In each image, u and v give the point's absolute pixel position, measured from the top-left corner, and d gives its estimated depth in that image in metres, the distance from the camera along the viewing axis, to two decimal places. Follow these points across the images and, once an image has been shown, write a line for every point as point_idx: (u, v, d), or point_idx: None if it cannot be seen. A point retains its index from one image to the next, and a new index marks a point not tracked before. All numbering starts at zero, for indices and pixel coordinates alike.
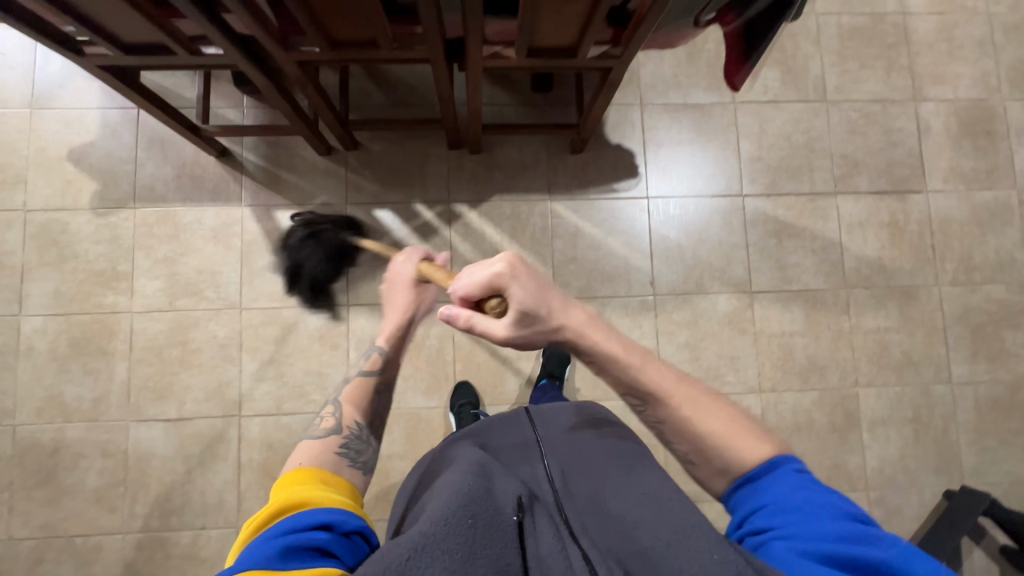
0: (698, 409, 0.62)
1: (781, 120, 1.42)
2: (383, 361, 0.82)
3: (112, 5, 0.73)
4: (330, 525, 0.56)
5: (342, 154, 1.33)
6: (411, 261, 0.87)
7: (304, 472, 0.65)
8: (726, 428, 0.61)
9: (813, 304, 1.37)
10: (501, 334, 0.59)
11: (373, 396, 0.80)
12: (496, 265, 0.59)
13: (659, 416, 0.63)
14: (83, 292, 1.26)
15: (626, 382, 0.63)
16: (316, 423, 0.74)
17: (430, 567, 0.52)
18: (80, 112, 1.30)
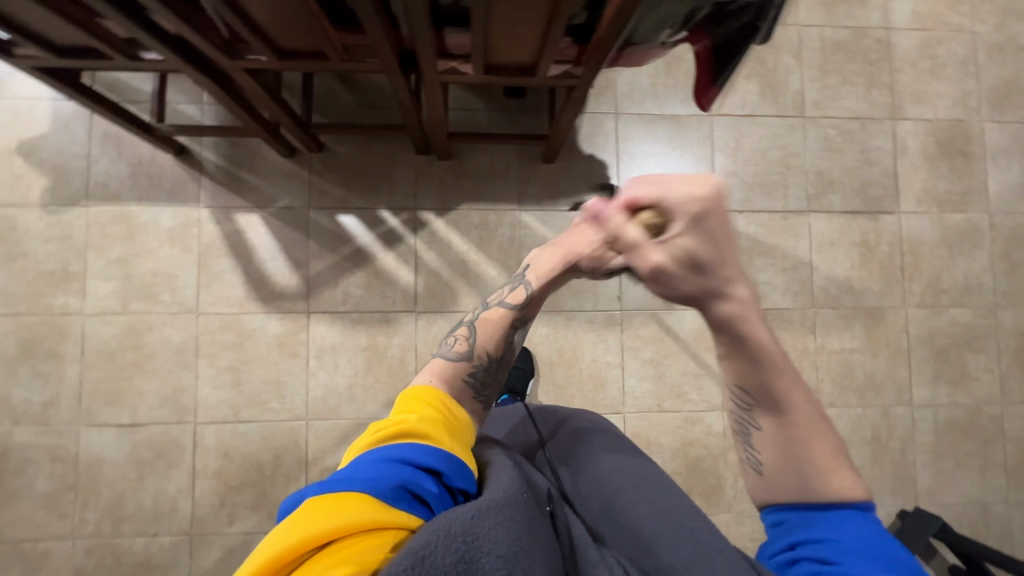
0: (812, 432, 0.53)
1: (758, 135, 1.39)
2: (529, 297, 0.72)
3: (33, 8, 0.69)
4: (440, 475, 0.56)
5: (307, 155, 1.29)
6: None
7: (428, 394, 0.64)
8: (828, 462, 0.52)
9: (779, 323, 1.37)
10: (653, 258, 0.50)
11: (509, 332, 0.72)
12: (690, 190, 0.48)
13: (760, 423, 0.55)
14: (32, 292, 1.22)
15: (744, 376, 0.54)
16: (449, 343, 0.71)
17: (491, 532, 0.51)
18: (30, 103, 1.24)
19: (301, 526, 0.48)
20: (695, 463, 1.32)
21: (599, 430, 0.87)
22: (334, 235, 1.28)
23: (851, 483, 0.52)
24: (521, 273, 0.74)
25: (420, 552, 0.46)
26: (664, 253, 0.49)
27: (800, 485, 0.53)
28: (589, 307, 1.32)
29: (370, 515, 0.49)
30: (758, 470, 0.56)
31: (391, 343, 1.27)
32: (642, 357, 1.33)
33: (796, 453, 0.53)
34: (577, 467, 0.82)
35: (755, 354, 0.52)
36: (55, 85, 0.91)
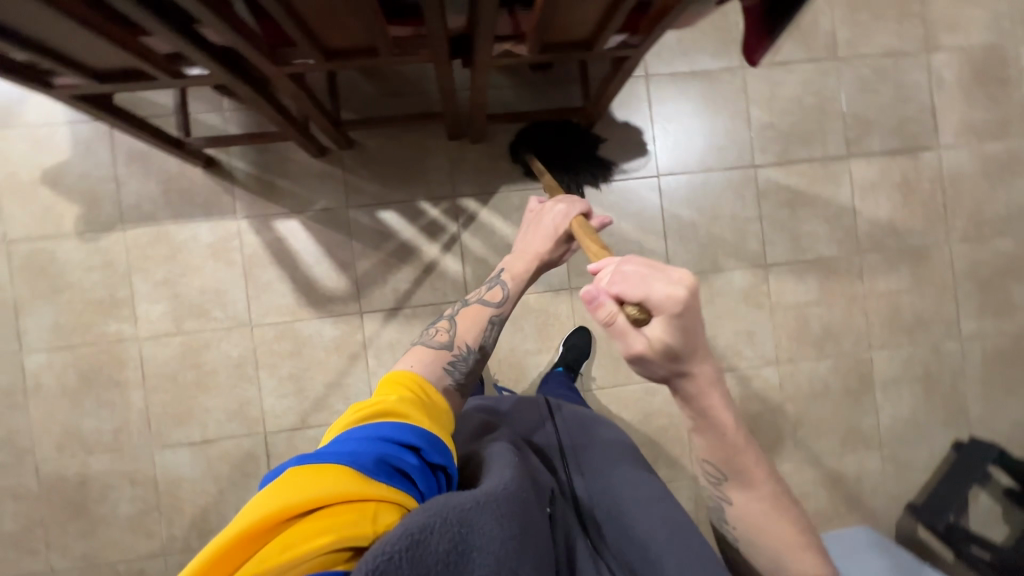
0: (785, 516, 0.55)
1: (791, 83, 1.36)
2: (506, 296, 0.80)
3: (82, 35, 0.66)
4: (419, 451, 0.57)
5: (338, 153, 1.26)
6: (569, 208, 0.83)
7: (410, 381, 0.66)
8: (802, 544, 0.54)
9: (826, 273, 1.37)
10: (636, 349, 0.47)
11: (488, 327, 0.79)
12: (674, 287, 0.46)
13: (731, 500, 0.56)
14: (84, 322, 1.21)
15: (723, 457, 0.54)
16: (431, 334, 0.76)
17: (486, 529, 0.50)
18: (48, 129, 1.20)
19: (277, 497, 0.48)
20: (755, 418, 1.35)
21: (618, 442, 0.80)
22: (376, 232, 1.27)
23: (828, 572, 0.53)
24: (497, 277, 0.82)
25: (416, 535, 0.46)
26: (647, 343, 0.47)
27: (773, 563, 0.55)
28: None
29: (351, 487, 0.50)
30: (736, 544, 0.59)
31: None
32: None
33: (772, 535, 0.55)
34: (594, 473, 0.76)
35: (727, 438, 0.53)
36: (93, 112, 0.88)
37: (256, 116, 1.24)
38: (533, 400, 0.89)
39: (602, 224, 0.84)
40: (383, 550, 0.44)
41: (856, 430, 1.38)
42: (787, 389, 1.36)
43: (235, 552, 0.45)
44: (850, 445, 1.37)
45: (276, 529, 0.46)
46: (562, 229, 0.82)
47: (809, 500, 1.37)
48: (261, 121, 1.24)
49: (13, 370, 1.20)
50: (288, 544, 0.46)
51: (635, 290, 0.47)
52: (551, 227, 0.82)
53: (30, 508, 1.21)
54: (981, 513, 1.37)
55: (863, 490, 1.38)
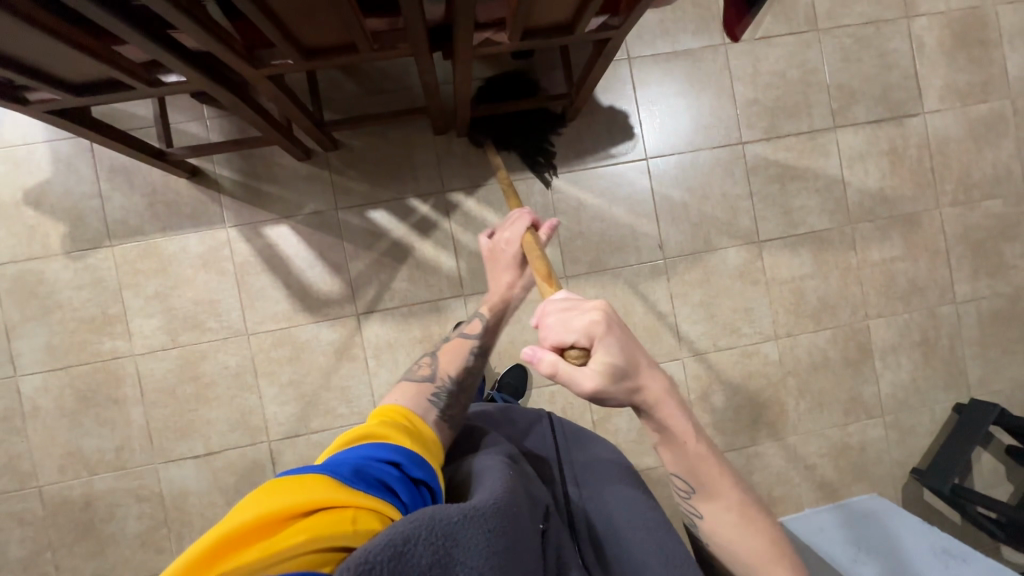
0: (744, 518, 0.59)
1: (774, 57, 1.35)
2: (483, 326, 0.87)
3: (55, 46, 0.65)
4: (399, 463, 0.60)
5: (324, 155, 1.24)
6: (521, 221, 0.83)
7: (394, 409, 0.71)
8: (765, 550, 0.58)
9: (820, 245, 1.37)
10: (591, 388, 0.47)
11: (469, 357, 0.84)
12: (594, 316, 0.48)
13: (700, 509, 0.60)
14: (78, 342, 1.20)
15: (683, 463, 0.58)
16: (414, 369, 0.82)
17: (471, 542, 0.50)
18: (27, 148, 1.18)
19: (259, 504, 0.49)
20: (757, 394, 1.36)
21: (614, 460, 0.80)
22: (367, 232, 1.26)
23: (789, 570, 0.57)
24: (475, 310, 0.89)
25: (399, 547, 0.45)
26: (598, 379, 0.47)
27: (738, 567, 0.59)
28: (633, 262, 1.32)
29: (331, 491, 0.52)
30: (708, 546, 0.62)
31: (445, 329, 1.27)
32: (692, 301, 1.34)
33: (740, 534, 0.59)
34: (591, 491, 0.76)
35: (683, 447, 0.57)
36: (71, 127, 0.87)
37: (238, 122, 1.22)
38: (537, 413, 0.88)
39: (552, 230, 0.85)
40: (367, 557, 0.43)
41: (857, 399, 1.38)
42: (788, 363, 1.36)
43: (216, 561, 0.44)
44: (852, 415, 1.38)
45: (259, 531, 0.47)
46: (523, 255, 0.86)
47: (815, 472, 1.37)
48: (243, 127, 1.23)
49: (9, 394, 1.19)
50: (271, 544, 0.46)
51: (570, 333, 0.47)
52: (509, 255, 0.86)
53: (37, 532, 1.19)
54: (986, 474, 1.39)
55: (868, 458, 1.39)
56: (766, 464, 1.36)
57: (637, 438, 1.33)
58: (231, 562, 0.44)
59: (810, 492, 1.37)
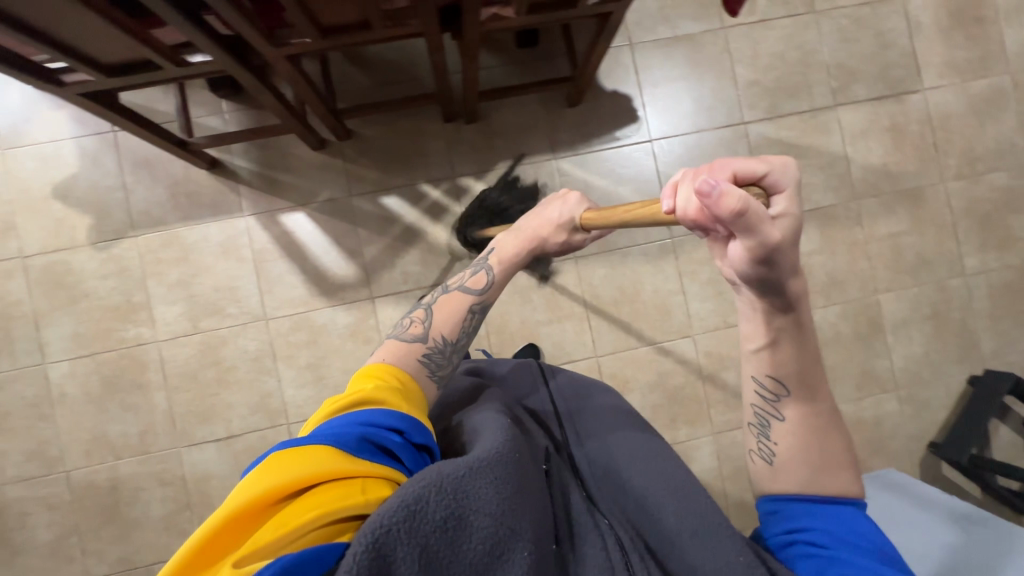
0: (823, 430, 0.57)
1: (773, 39, 1.38)
2: (489, 282, 0.74)
3: (91, 24, 0.69)
4: (403, 431, 0.57)
5: (337, 144, 1.29)
6: (576, 202, 0.76)
7: (386, 371, 0.64)
8: (836, 459, 0.58)
9: (826, 221, 1.39)
10: (777, 237, 0.43)
11: (467, 316, 0.73)
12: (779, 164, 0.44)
13: (784, 414, 0.58)
14: (103, 329, 1.24)
15: (787, 365, 0.55)
16: (404, 325, 0.71)
17: (482, 491, 0.50)
18: (55, 144, 1.24)
19: (265, 480, 0.49)
20: None
21: (617, 410, 0.80)
22: (381, 218, 1.29)
23: (851, 478, 0.57)
24: (483, 260, 0.77)
25: (412, 506, 0.46)
26: (783, 228, 0.43)
27: (808, 475, 0.57)
28: (640, 241, 1.34)
29: (332, 466, 0.51)
30: (770, 459, 0.59)
31: None
32: (700, 279, 1.36)
33: (811, 444, 0.58)
34: (591, 439, 0.77)
35: (807, 346, 0.55)
36: (103, 112, 0.92)
37: (255, 114, 1.27)
38: (525, 362, 0.88)
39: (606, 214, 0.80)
40: (381, 521, 0.45)
41: (870, 373, 1.39)
42: None
43: (232, 536, 0.47)
44: (866, 389, 1.38)
45: (268, 508, 0.48)
46: (567, 216, 0.76)
47: None
48: (260, 119, 1.27)
49: (38, 381, 1.22)
50: (280, 521, 0.47)
51: (761, 167, 0.44)
52: (555, 214, 0.76)
53: (64, 516, 1.22)
54: (1004, 446, 1.38)
55: (883, 432, 1.38)
56: None
57: (651, 415, 1.34)
58: (245, 540, 0.47)
59: None
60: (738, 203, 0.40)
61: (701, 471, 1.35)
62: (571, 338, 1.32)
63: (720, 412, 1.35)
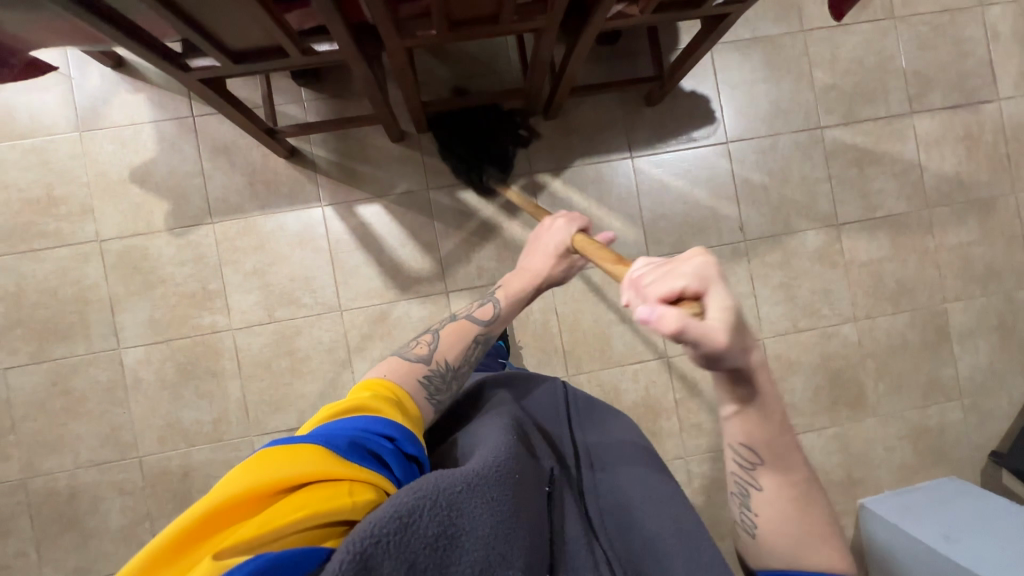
0: (806, 496, 0.50)
1: (852, 44, 1.38)
2: (496, 313, 0.80)
3: (244, 9, 0.68)
4: (394, 438, 0.56)
5: (415, 137, 1.28)
6: (567, 228, 0.84)
7: (383, 384, 0.65)
8: (819, 529, 0.50)
9: (898, 229, 1.38)
10: (720, 341, 0.40)
11: (471, 345, 0.77)
12: (696, 261, 0.42)
13: (762, 485, 0.50)
14: (179, 316, 1.23)
15: (756, 436, 0.47)
16: (411, 345, 0.75)
17: (476, 511, 0.48)
18: (133, 127, 1.23)
19: (251, 475, 0.46)
20: (837, 374, 1.37)
21: (634, 438, 0.71)
22: (457, 212, 1.29)
23: (836, 554, 0.50)
24: (491, 294, 0.83)
25: (403, 519, 0.43)
26: (726, 328, 0.40)
27: (792, 553, 0.50)
28: (713, 243, 1.34)
29: (322, 466, 0.49)
30: (752, 533, 0.53)
31: (531, 308, 1.30)
32: (772, 283, 1.35)
33: (796, 515, 0.50)
34: (606, 463, 0.68)
35: (771, 415, 0.47)
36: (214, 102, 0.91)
37: (335, 103, 1.26)
38: (550, 383, 0.79)
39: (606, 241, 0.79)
40: (370, 531, 0.42)
41: (935, 382, 1.39)
42: (867, 345, 1.37)
43: (206, 539, 0.43)
44: (931, 398, 1.39)
45: (251, 507, 0.45)
46: (561, 247, 0.83)
47: (893, 454, 1.38)
48: (338, 108, 1.26)
49: (113, 366, 1.22)
50: (266, 521, 0.44)
51: (679, 278, 0.41)
52: (552, 243, 0.84)
53: (137, 501, 1.22)
54: None
55: (946, 441, 1.39)
56: (846, 445, 1.37)
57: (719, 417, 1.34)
58: (219, 537, 0.43)
59: (888, 474, 1.38)
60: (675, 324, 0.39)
61: None
62: (643, 338, 1.32)
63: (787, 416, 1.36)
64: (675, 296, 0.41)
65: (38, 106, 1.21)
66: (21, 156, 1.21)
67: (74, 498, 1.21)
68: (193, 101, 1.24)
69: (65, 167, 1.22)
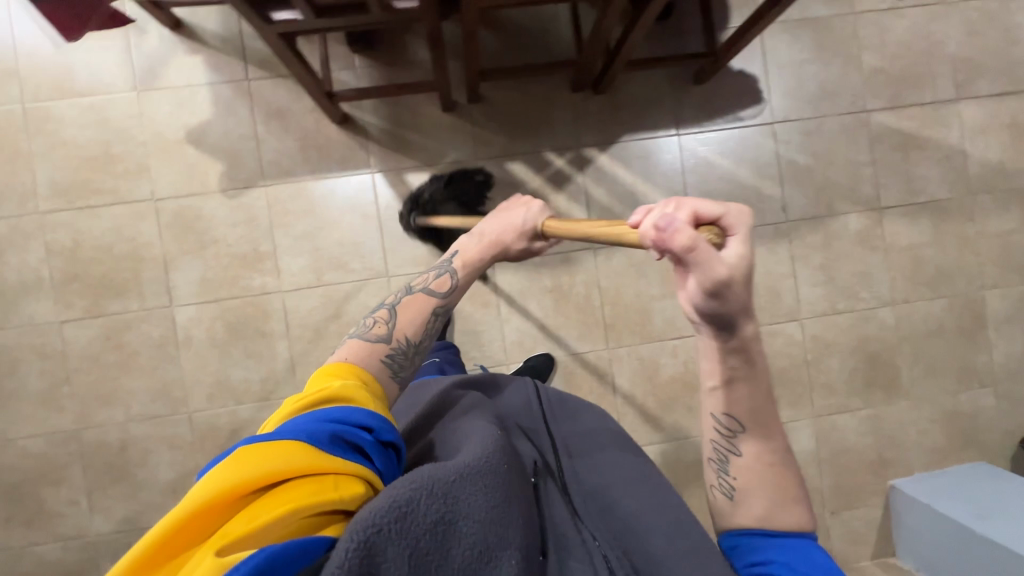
0: (780, 462, 0.58)
1: (901, 28, 1.37)
2: (455, 284, 0.73)
3: None
4: (372, 429, 0.56)
5: (465, 108, 1.29)
6: (538, 210, 0.74)
7: (347, 370, 0.63)
8: (788, 489, 0.57)
9: (939, 214, 1.39)
10: (722, 271, 0.44)
11: (431, 318, 0.72)
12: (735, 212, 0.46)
13: (740, 449, 0.57)
14: (230, 276, 1.25)
15: (739, 403, 0.56)
16: (367, 324, 0.69)
17: (471, 499, 0.50)
18: (190, 89, 1.25)
19: (232, 477, 0.48)
20: (872, 356, 1.38)
21: (607, 433, 0.76)
22: (504, 184, 1.30)
23: (803, 513, 0.57)
24: (446, 261, 0.75)
25: (403, 508, 0.45)
26: (727, 268, 0.45)
27: (762, 510, 0.57)
28: (756, 222, 1.36)
29: (301, 462, 0.50)
30: (728, 495, 0.59)
31: (575, 280, 1.32)
32: (812, 264, 1.37)
33: (768, 478, 0.57)
34: (577, 456, 0.73)
35: (760, 380, 0.55)
36: (287, 59, 0.92)
37: (388, 71, 1.27)
38: (521, 384, 0.82)
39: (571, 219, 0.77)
40: (371, 521, 0.43)
41: (970, 367, 1.40)
42: (903, 329, 1.39)
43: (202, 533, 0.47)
44: (965, 383, 1.40)
45: (237, 504, 0.48)
46: (527, 226, 0.73)
47: (926, 438, 1.39)
48: (391, 77, 1.27)
49: (165, 323, 1.24)
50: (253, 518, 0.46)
51: (708, 210, 0.45)
52: (518, 224, 0.73)
53: (185, 455, 1.25)
54: None
55: (979, 426, 1.40)
56: (880, 427, 1.39)
57: None
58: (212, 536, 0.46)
59: (920, 457, 1.39)
60: (688, 240, 0.43)
61: (801, 452, 1.37)
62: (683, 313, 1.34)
63: (821, 395, 1.37)
64: (695, 223, 0.46)
65: (97, 64, 1.23)
66: (80, 113, 1.23)
67: (124, 451, 1.24)
68: (249, 65, 1.25)
69: (122, 126, 1.24)
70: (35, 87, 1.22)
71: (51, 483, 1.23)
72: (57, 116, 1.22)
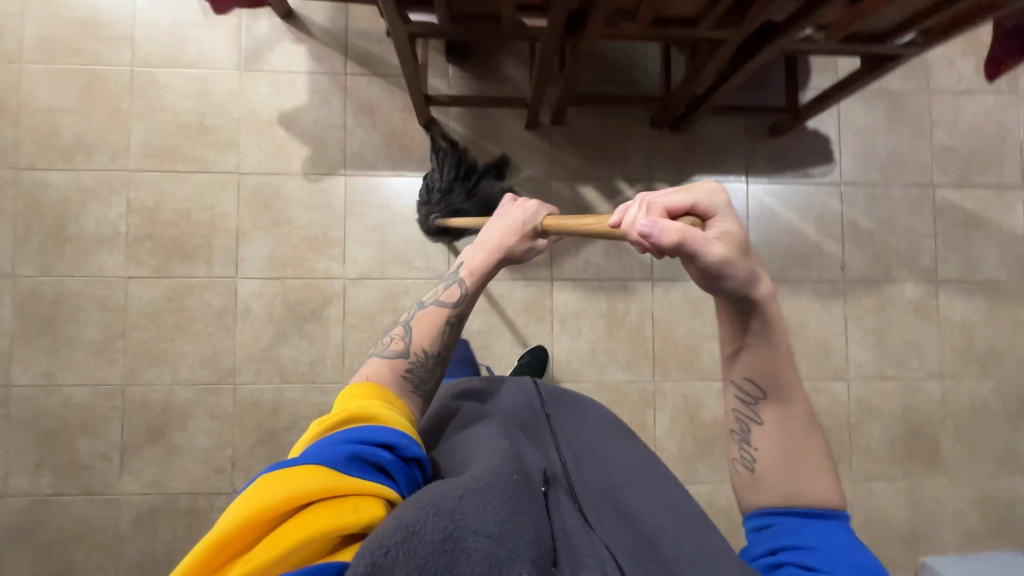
0: (806, 436, 0.53)
1: (973, 111, 1.42)
2: (463, 293, 0.76)
3: None
4: (394, 446, 0.56)
5: (547, 127, 1.34)
6: (534, 208, 0.81)
7: (367, 387, 0.64)
8: (815, 463, 0.53)
9: (994, 295, 1.40)
10: (719, 252, 0.45)
11: (444, 328, 0.74)
12: (709, 190, 0.47)
13: (762, 418, 0.54)
14: (297, 257, 1.28)
15: (760, 369, 0.53)
16: (385, 344, 0.72)
17: (476, 512, 0.50)
18: (290, 75, 1.30)
19: (256, 500, 0.47)
20: (916, 428, 1.37)
21: (611, 424, 0.74)
22: (574, 205, 1.33)
23: (831, 487, 0.52)
24: (453, 273, 0.79)
25: (409, 528, 0.45)
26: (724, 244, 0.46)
27: (787, 488, 0.53)
28: (813, 277, 1.37)
29: (325, 484, 0.49)
30: (750, 467, 0.55)
31: (630, 308, 1.33)
32: (865, 326, 1.37)
33: (792, 450, 0.53)
34: (584, 457, 0.70)
35: (775, 349, 0.53)
36: (405, 60, 0.97)
37: (478, 83, 1.32)
38: (521, 381, 0.79)
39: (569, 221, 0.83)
40: (377, 545, 0.43)
41: (1012, 453, 1.39)
42: (948, 405, 1.38)
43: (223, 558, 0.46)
44: (1005, 468, 1.38)
45: (264, 527, 0.46)
46: (528, 224, 0.79)
47: (961, 518, 1.37)
48: (480, 90, 1.32)
49: (227, 293, 1.27)
50: (275, 542, 0.46)
51: (690, 197, 0.46)
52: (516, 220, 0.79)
53: (224, 427, 1.25)
54: None
55: (1017, 514, 1.38)
56: (915, 500, 1.36)
57: None
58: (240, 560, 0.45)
59: (954, 537, 1.36)
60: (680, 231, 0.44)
61: None
62: None
63: (860, 459, 1.36)
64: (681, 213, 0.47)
65: (208, 41, 1.29)
66: (183, 83, 1.28)
67: (165, 413, 1.25)
68: (349, 61, 1.31)
69: (220, 101, 1.29)
70: (145, 54, 1.28)
71: (87, 435, 1.24)
72: (161, 82, 1.28)
